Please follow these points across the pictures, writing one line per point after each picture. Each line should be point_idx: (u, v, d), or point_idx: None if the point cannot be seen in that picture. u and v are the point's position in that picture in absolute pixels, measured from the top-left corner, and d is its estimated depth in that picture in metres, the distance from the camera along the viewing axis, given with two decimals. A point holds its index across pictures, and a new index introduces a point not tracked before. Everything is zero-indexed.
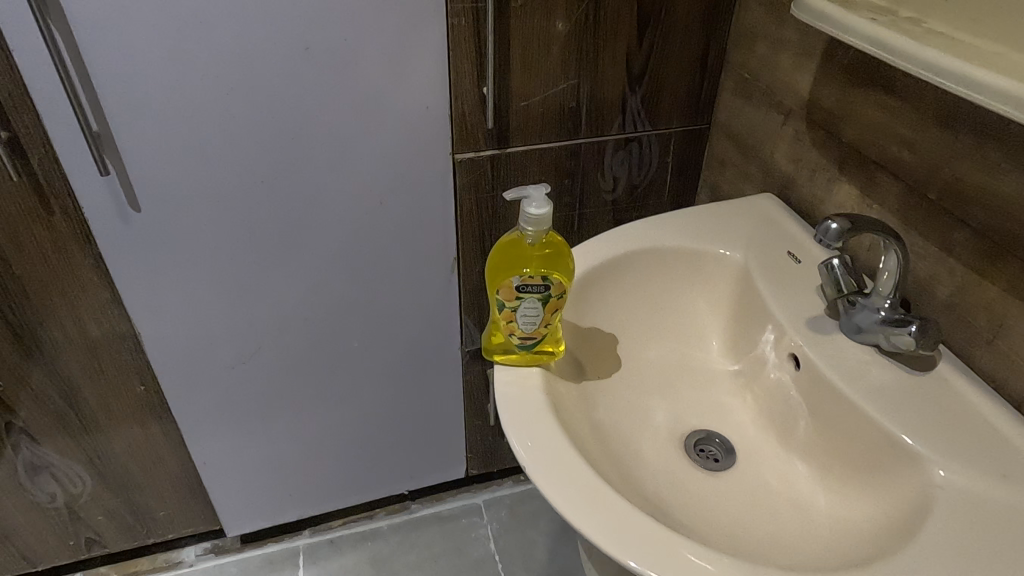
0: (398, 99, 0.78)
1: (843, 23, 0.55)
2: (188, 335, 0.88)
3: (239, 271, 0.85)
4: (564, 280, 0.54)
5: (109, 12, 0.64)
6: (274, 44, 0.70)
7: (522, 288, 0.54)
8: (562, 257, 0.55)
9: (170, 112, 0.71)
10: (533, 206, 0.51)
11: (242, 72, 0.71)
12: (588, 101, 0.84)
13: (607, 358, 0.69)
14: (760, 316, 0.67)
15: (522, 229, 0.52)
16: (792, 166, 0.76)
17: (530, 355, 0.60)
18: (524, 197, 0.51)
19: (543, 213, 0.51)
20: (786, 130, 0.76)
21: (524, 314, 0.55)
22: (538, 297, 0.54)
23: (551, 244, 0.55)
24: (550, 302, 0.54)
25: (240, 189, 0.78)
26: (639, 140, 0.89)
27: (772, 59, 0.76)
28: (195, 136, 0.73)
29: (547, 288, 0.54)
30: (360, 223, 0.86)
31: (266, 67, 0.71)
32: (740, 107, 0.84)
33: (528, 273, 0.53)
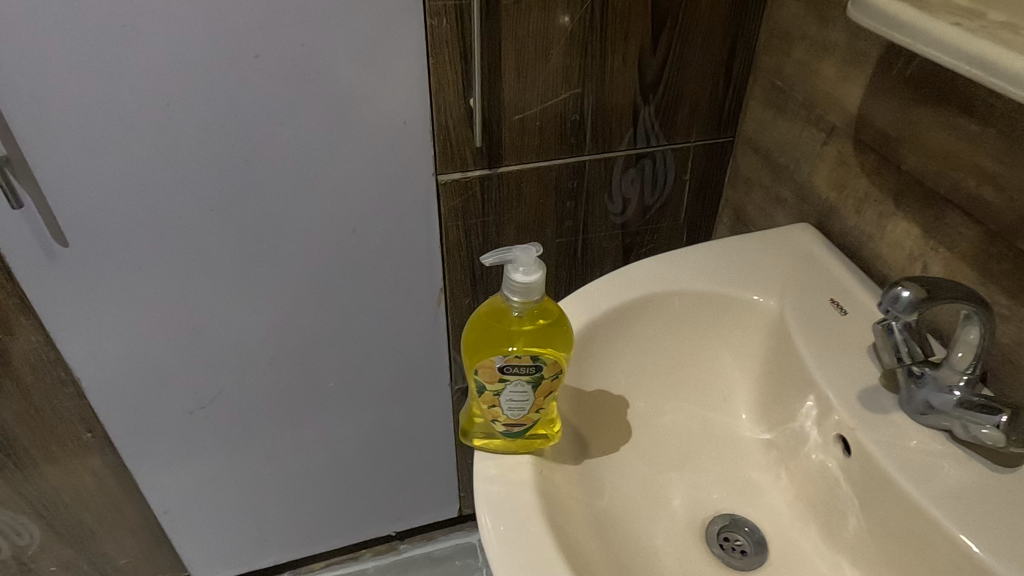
0: (369, 113, 0.67)
1: (920, 30, 0.42)
2: (137, 378, 0.78)
3: (191, 309, 0.74)
4: (560, 357, 0.43)
5: (9, 16, 0.53)
6: (216, 50, 0.59)
7: (506, 369, 0.43)
8: (560, 327, 0.45)
9: (94, 132, 0.60)
10: (519, 271, 0.40)
11: (180, 86, 0.60)
12: (594, 112, 0.72)
13: (613, 429, 0.58)
14: (800, 381, 0.56)
15: (506, 298, 0.41)
16: (835, 193, 0.64)
17: (518, 440, 0.49)
18: (508, 259, 0.40)
19: (534, 281, 0.40)
20: (827, 150, 0.64)
21: (508, 400, 0.44)
22: (526, 380, 0.43)
23: (546, 311, 0.44)
24: (543, 385, 0.44)
25: (186, 219, 0.68)
26: (652, 156, 0.78)
27: (812, 66, 0.64)
28: (127, 159, 0.62)
29: (539, 368, 0.43)
30: (330, 253, 0.75)
31: (210, 78, 0.60)
32: (771, 120, 0.72)
33: (513, 352, 0.43)
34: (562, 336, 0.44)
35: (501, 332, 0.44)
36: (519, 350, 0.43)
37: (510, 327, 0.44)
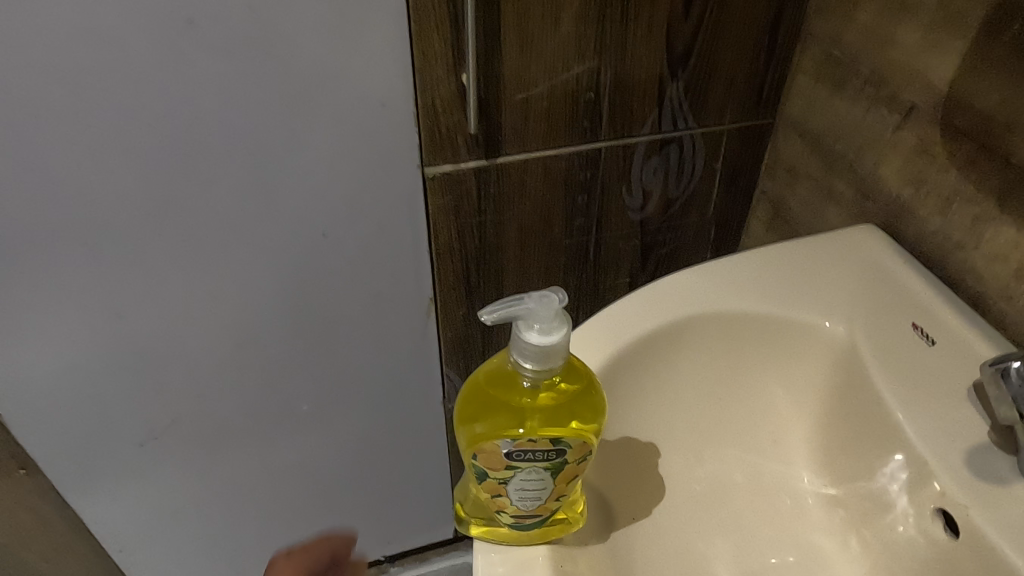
0: (339, 93, 0.54)
1: None
2: (73, 408, 0.66)
3: (131, 330, 0.62)
4: (587, 435, 0.36)
5: None
6: (136, 12, 0.46)
7: (515, 455, 0.35)
8: (586, 395, 0.37)
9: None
10: (535, 329, 0.34)
11: (92, 61, 0.47)
12: (611, 90, 0.60)
13: (645, 489, 0.47)
14: (885, 430, 0.45)
15: (517, 362, 0.35)
16: (910, 190, 0.52)
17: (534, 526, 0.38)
18: (519, 314, 0.34)
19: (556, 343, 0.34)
20: (900, 137, 0.53)
21: (516, 492, 0.36)
22: (543, 465, 0.35)
23: (567, 376, 0.36)
24: (565, 472, 0.35)
25: (116, 225, 0.55)
26: (679, 141, 0.65)
27: (883, 32, 0.52)
28: (32, 154, 0.50)
29: (561, 452, 0.35)
30: (296, 261, 0.63)
31: (132, 50, 0.48)
32: (825, 98, 0.60)
33: (525, 435, 0.34)
34: (588, 408, 0.36)
35: (506, 405, 0.36)
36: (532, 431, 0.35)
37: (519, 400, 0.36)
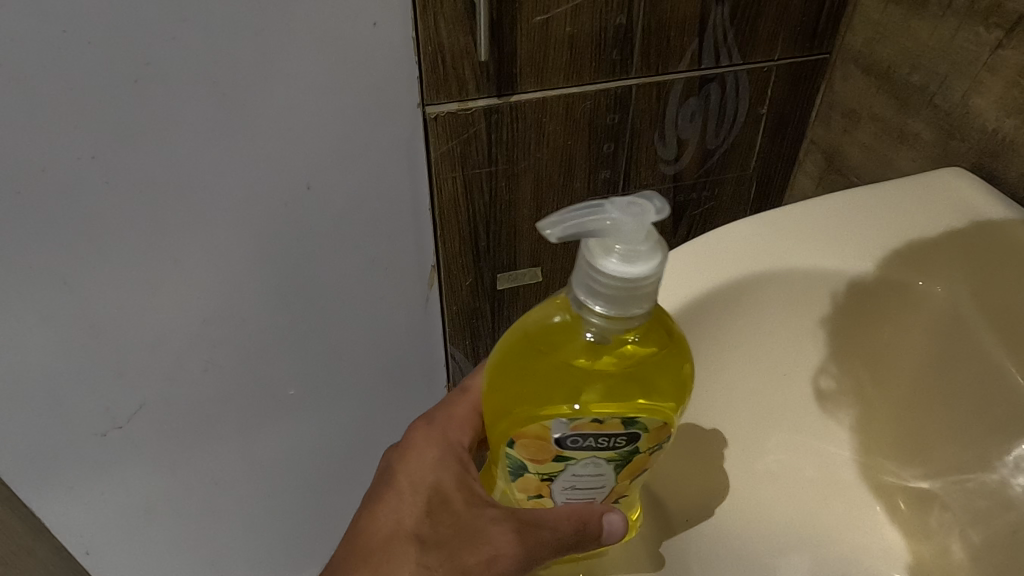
0: (321, 11, 0.45)
1: None
2: (18, 393, 0.57)
3: (81, 305, 0.53)
4: (664, 415, 0.31)
5: None
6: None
7: (570, 441, 0.32)
8: (665, 362, 0.32)
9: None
10: (619, 257, 0.28)
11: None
12: (646, 13, 0.50)
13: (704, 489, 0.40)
14: (1011, 411, 0.37)
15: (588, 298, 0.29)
16: (1013, 123, 0.43)
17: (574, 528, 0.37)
18: (602, 235, 0.28)
19: (648, 277, 0.28)
20: (1001, 59, 0.43)
21: (563, 489, 0.35)
22: (606, 457, 0.32)
23: (641, 338, 0.31)
24: (630, 459, 0.33)
25: (54, 171, 0.46)
26: (720, 80, 0.56)
27: None
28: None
29: (631, 439, 0.32)
30: (276, 221, 0.54)
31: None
32: (899, 22, 0.50)
33: (584, 414, 0.31)
34: (664, 380, 0.32)
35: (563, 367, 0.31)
36: (590, 408, 0.31)
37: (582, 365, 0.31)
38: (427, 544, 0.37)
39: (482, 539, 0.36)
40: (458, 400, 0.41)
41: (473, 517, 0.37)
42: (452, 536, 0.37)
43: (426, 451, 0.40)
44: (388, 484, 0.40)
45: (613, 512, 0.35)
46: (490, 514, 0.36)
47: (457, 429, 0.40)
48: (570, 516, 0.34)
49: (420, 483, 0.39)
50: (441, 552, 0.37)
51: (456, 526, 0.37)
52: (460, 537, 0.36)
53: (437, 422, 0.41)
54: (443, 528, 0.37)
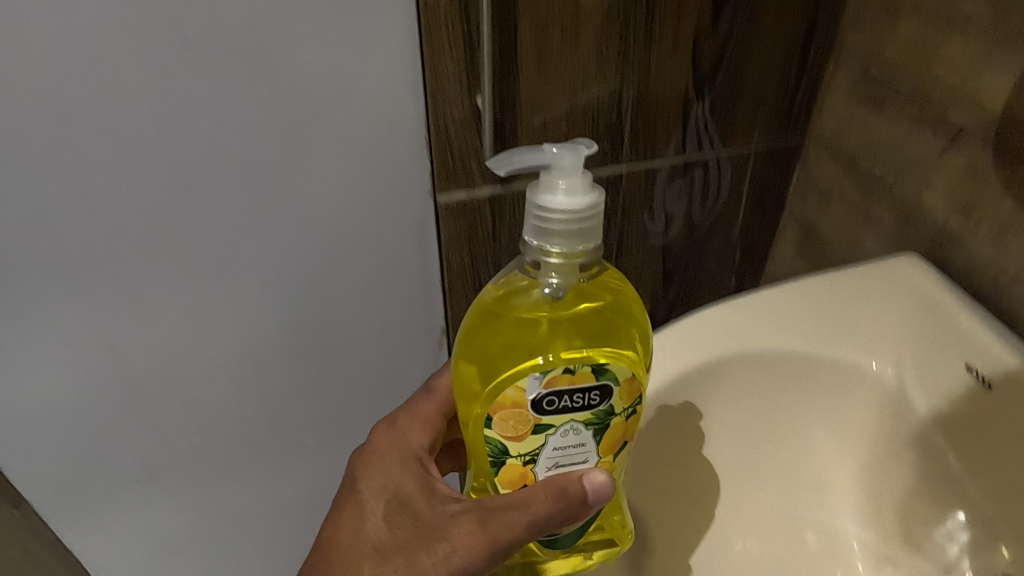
0: (344, 114, 0.51)
1: None
2: (60, 443, 0.63)
3: (122, 370, 0.59)
4: (629, 366, 0.37)
5: None
6: (121, 20, 0.43)
7: (548, 403, 0.36)
8: (610, 313, 0.39)
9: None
10: (561, 190, 0.35)
11: (74, 74, 0.44)
12: (634, 111, 0.56)
13: (696, 491, 0.46)
14: (946, 486, 0.44)
15: (538, 233, 0.35)
16: (958, 217, 0.49)
17: (564, 533, 0.40)
18: (545, 177, 0.35)
19: (585, 205, 0.35)
20: (947, 160, 0.49)
21: (548, 469, 0.39)
22: (582, 420, 0.37)
23: (584, 293, 0.38)
24: (606, 422, 0.38)
25: (101, 251, 0.52)
26: (703, 164, 0.62)
27: (927, 48, 0.49)
28: (7, 174, 0.47)
29: (601, 394, 0.37)
30: (299, 294, 0.60)
31: (117, 62, 0.45)
32: (861, 119, 0.56)
33: (555, 372, 0.36)
34: (608, 327, 0.39)
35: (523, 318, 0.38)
36: (559, 361, 0.36)
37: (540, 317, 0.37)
38: (389, 540, 0.41)
39: (442, 527, 0.40)
40: (418, 405, 0.49)
41: (434, 508, 0.42)
42: (412, 531, 0.41)
43: (389, 454, 0.46)
44: (353, 491, 0.45)
45: (592, 471, 0.38)
46: (453, 504, 0.41)
47: (414, 435, 0.47)
48: (548, 490, 0.37)
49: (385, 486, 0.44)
50: (406, 544, 0.41)
51: (420, 516, 0.42)
52: (422, 531, 0.41)
53: (396, 433, 0.47)
54: (403, 524, 0.42)
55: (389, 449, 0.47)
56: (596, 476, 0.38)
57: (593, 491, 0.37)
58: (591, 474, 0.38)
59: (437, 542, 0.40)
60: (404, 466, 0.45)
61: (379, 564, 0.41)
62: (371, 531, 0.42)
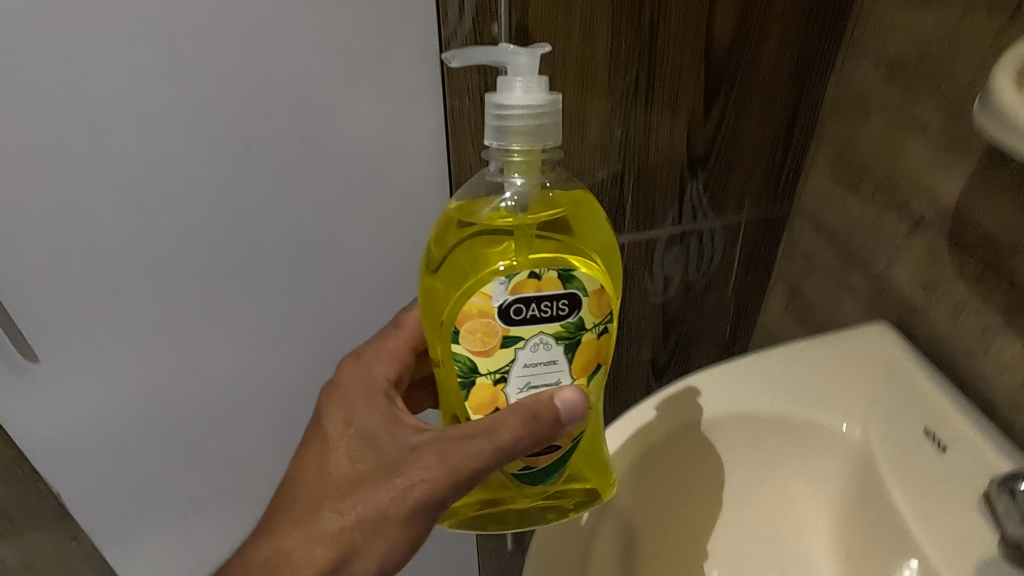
0: (379, 198, 0.58)
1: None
2: (120, 474, 0.70)
3: (176, 415, 0.67)
4: (595, 278, 0.41)
5: None
6: (192, 126, 0.51)
7: (516, 311, 0.40)
8: (566, 226, 0.43)
9: (55, 216, 0.53)
10: (519, 92, 0.39)
11: (152, 168, 0.52)
12: (635, 190, 0.63)
13: (706, 468, 0.55)
14: (899, 534, 0.48)
15: (501, 132, 0.40)
16: (922, 293, 0.55)
17: (538, 470, 0.44)
18: (507, 81, 0.40)
19: (540, 101, 0.39)
20: (912, 242, 0.55)
21: (520, 390, 0.42)
22: (552, 332, 0.41)
23: (543, 208, 0.43)
24: (575, 334, 0.41)
25: (165, 310, 0.60)
26: (698, 233, 0.69)
27: (891, 143, 0.55)
28: (91, 251, 0.55)
29: (568, 301, 0.41)
30: (334, 349, 0.67)
31: (187, 158, 0.52)
32: (839, 197, 0.63)
33: (520, 278, 0.40)
34: (567, 239, 0.43)
35: (483, 231, 0.43)
36: (522, 267, 0.40)
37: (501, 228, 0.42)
38: (352, 472, 0.42)
39: (406, 457, 0.41)
40: (384, 343, 0.51)
41: (399, 438, 0.43)
42: (376, 463, 0.42)
43: (352, 389, 0.47)
44: (318, 425, 0.45)
45: (561, 390, 0.40)
46: (418, 434, 0.42)
47: (377, 371, 0.48)
48: (514, 414, 0.39)
49: (349, 420, 0.45)
50: (370, 476, 0.42)
51: (385, 448, 0.43)
52: (385, 464, 0.42)
53: (360, 371, 0.48)
54: (367, 457, 0.43)
55: (354, 384, 0.48)
56: (566, 394, 0.40)
57: (563, 410, 0.40)
58: (560, 392, 0.40)
59: (401, 476, 0.41)
60: (370, 397, 0.46)
61: (342, 500, 0.42)
62: (334, 468, 0.43)
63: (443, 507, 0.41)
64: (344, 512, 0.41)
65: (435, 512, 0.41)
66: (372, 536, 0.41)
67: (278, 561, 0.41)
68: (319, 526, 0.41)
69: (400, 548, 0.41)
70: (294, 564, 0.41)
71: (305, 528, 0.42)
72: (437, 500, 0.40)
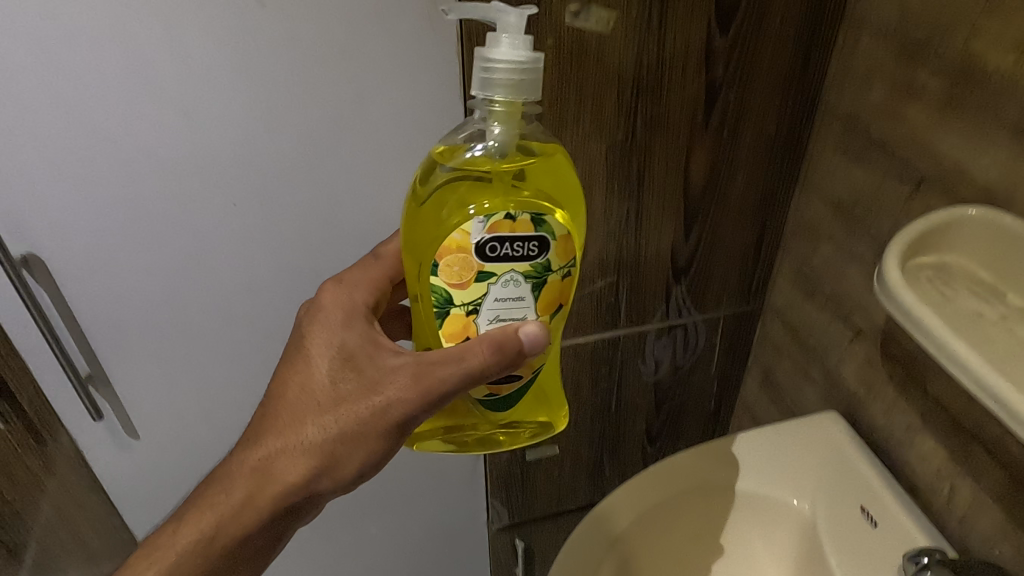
0: None
1: (912, 315, 0.45)
2: None
3: None
4: (564, 224, 0.47)
5: (103, 272, 0.60)
6: (274, 261, 0.64)
7: (490, 249, 0.45)
8: (539, 171, 0.48)
9: (164, 331, 0.66)
10: (506, 48, 0.43)
11: (239, 292, 0.65)
12: (628, 295, 0.75)
13: (716, 508, 0.66)
14: None
15: (488, 82, 0.44)
16: (864, 390, 0.67)
17: (503, 400, 0.51)
18: (496, 40, 0.44)
19: (526, 59, 0.43)
20: (855, 348, 0.67)
21: (489, 322, 0.48)
22: (521, 271, 0.46)
23: (520, 156, 0.47)
24: (542, 275, 0.47)
25: (242, 397, 0.72)
26: (684, 326, 0.81)
27: (838, 267, 0.67)
28: (186, 354, 0.68)
29: (537, 243, 0.46)
30: None
31: (270, 284, 0.65)
32: (800, 302, 0.75)
33: (496, 219, 0.45)
34: (540, 185, 0.48)
35: (461, 175, 0.47)
36: (499, 209, 0.45)
37: (478, 171, 0.47)
38: (334, 391, 0.50)
39: (383, 379, 0.48)
40: (368, 268, 0.57)
41: (379, 362, 0.49)
42: (357, 385, 0.49)
43: (334, 315, 0.53)
44: (304, 347, 0.52)
45: (528, 324, 0.46)
46: (395, 359, 0.49)
47: (357, 298, 0.54)
48: (486, 344, 0.45)
49: (332, 346, 0.51)
50: (350, 394, 0.49)
51: (367, 369, 0.49)
52: (362, 386, 0.49)
53: (340, 298, 0.54)
54: (348, 379, 0.50)
55: (337, 306, 0.54)
56: (529, 328, 0.46)
57: (526, 342, 0.46)
58: (525, 326, 0.46)
59: (374, 396, 0.48)
60: (349, 321, 0.52)
61: (325, 415, 0.49)
62: (316, 385, 0.50)
63: (413, 421, 0.48)
64: (325, 426, 0.49)
65: (405, 427, 0.48)
66: (349, 446, 0.49)
67: (271, 462, 0.50)
68: (305, 436, 0.50)
69: (372, 456, 0.49)
70: (285, 466, 0.50)
71: (291, 436, 0.50)
72: (405, 416, 0.47)
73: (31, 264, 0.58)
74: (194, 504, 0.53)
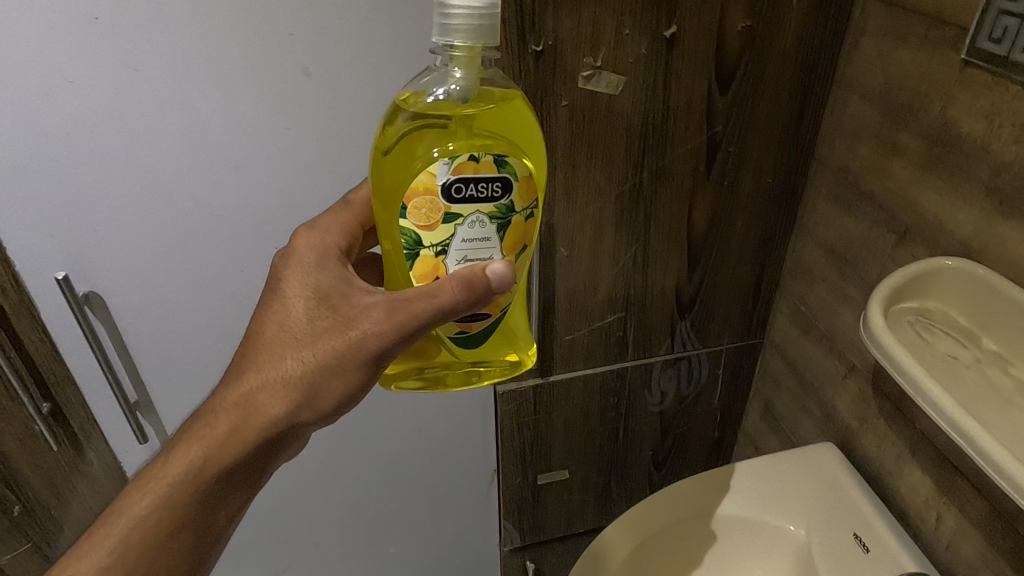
0: None
1: (893, 358, 0.50)
2: None
3: None
4: (525, 166, 0.48)
5: (155, 307, 0.66)
6: None
7: (456, 191, 0.46)
8: (501, 115, 0.49)
9: (205, 361, 0.71)
10: None
11: None
12: (635, 330, 0.80)
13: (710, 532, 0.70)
14: None
15: (446, 29, 0.44)
16: (857, 423, 0.71)
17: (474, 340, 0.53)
18: None
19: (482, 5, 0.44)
20: (849, 383, 0.71)
21: (458, 262, 0.49)
22: (487, 212, 0.47)
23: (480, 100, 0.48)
24: (507, 216, 0.48)
25: None
26: (688, 359, 0.85)
27: (833, 306, 0.72)
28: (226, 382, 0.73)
29: (500, 184, 0.47)
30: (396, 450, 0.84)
31: None
32: (797, 338, 0.79)
33: (459, 161, 0.46)
34: (501, 127, 0.49)
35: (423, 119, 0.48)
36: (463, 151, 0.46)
37: (439, 115, 0.47)
38: (311, 327, 0.50)
39: (358, 316, 0.49)
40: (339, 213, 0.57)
41: (357, 301, 0.50)
42: (332, 322, 0.50)
43: (309, 257, 0.53)
44: (280, 287, 0.52)
45: (495, 262, 0.46)
46: (370, 297, 0.49)
47: (332, 241, 0.55)
48: (458, 282, 0.45)
49: (310, 287, 0.52)
50: (326, 331, 0.50)
51: (343, 307, 0.50)
52: (338, 322, 0.49)
53: (314, 240, 0.54)
54: (324, 317, 0.50)
55: (313, 250, 0.54)
56: (497, 265, 0.46)
57: (494, 278, 0.46)
58: (492, 265, 0.46)
59: (351, 330, 0.49)
60: (325, 265, 0.53)
61: (302, 350, 0.50)
62: (293, 323, 0.51)
63: (389, 354, 0.48)
64: (303, 359, 0.50)
65: (382, 361, 0.49)
66: (327, 379, 0.50)
67: (251, 397, 0.51)
68: (283, 370, 0.50)
69: (350, 389, 0.50)
70: (265, 402, 0.50)
71: (270, 372, 0.51)
72: (379, 350, 0.48)
73: (91, 301, 0.63)
74: (179, 440, 0.53)
